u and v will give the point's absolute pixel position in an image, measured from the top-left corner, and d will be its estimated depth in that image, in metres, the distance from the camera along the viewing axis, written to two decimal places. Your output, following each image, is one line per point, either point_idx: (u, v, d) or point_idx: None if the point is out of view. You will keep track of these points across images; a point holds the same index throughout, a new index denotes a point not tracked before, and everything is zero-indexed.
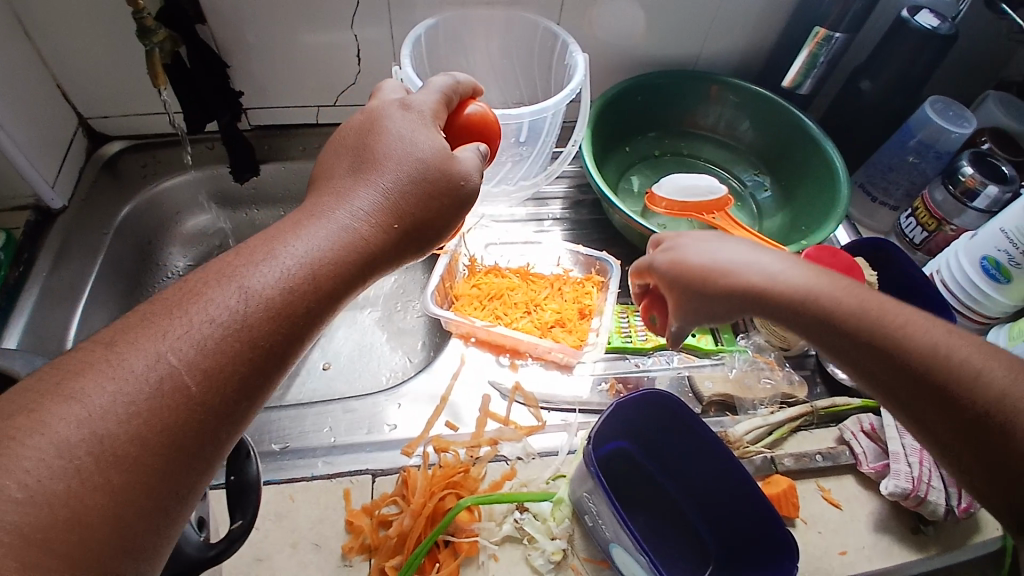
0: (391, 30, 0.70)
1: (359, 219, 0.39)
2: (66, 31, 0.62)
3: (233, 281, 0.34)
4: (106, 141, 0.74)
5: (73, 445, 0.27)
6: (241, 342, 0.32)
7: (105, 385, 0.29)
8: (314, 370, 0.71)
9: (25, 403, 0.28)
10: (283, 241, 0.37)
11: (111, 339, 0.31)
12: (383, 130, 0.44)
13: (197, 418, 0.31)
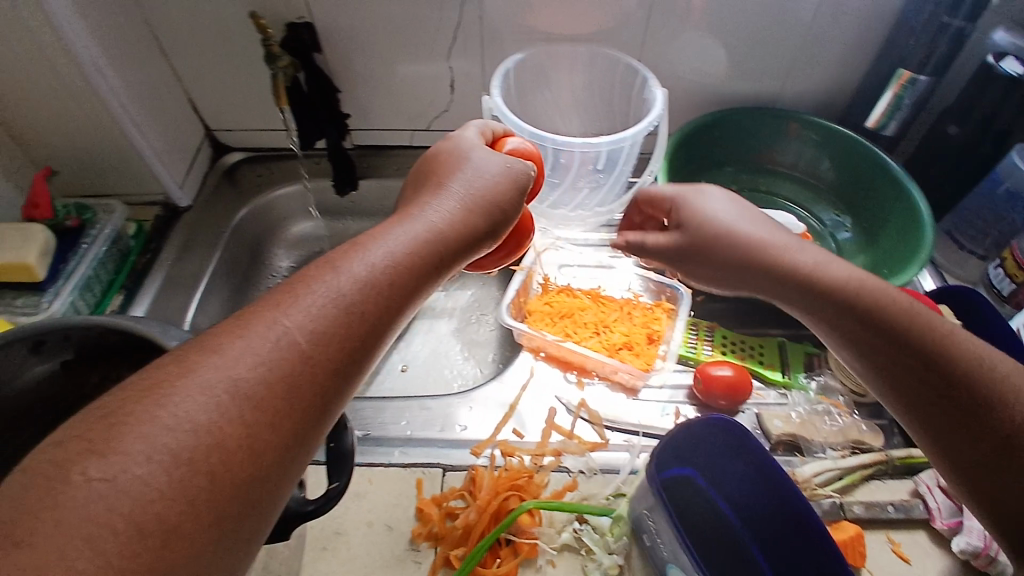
0: (485, 63, 0.75)
1: (436, 215, 0.43)
2: (204, 56, 0.72)
3: (336, 265, 0.37)
4: (228, 151, 0.84)
5: (212, 385, 0.30)
6: (345, 314, 0.35)
7: (237, 343, 0.32)
8: (393, 371, 0.78)
9: (176, 356, 0.31)
10: (375, 233, 0.40)
11: (241, 310, 0.34)
12: (455, 155, 0.49)
13: (310, 379, 0.33)
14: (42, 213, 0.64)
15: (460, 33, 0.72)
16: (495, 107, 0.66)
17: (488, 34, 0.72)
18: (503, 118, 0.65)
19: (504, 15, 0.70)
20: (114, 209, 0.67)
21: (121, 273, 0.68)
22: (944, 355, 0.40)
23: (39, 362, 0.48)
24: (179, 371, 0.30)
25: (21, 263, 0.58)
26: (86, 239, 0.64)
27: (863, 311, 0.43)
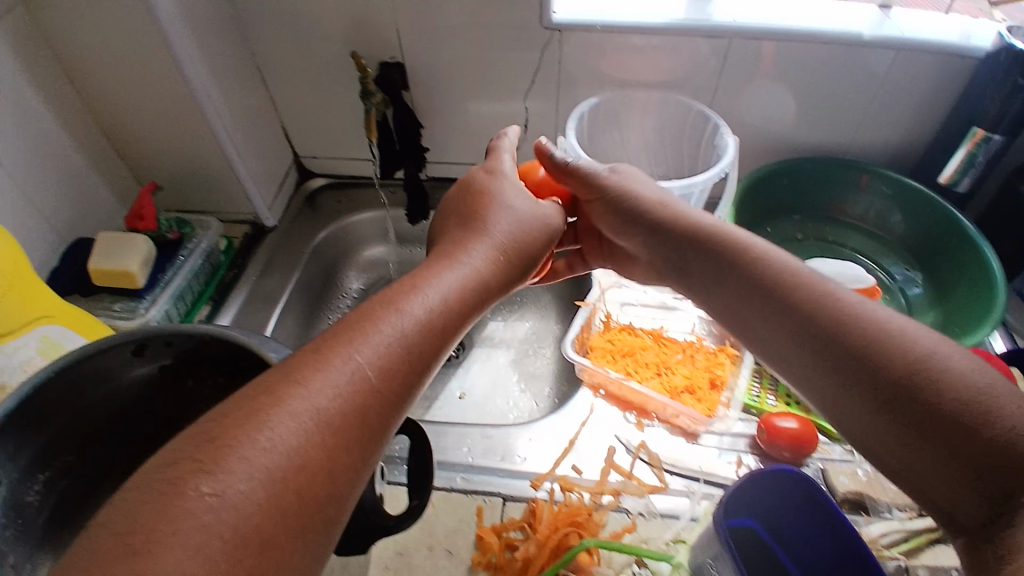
0: (557, 105, 0.78)
1: (477, 259, 0.47)
2: (298, 89, 0.78)
3: (398, 303, 0.40)
4: (311, 177, 0.90)
5: (299, 412, 0.32)
6: (408, 352, 0.38)
7: (316, 375, 0.34)
8: (451, 398, 0.80)
9: (266, 386, 0.33)
10: (425, 274, 0.43)
11: (313, 345, 0.36)
12: (489, 199, 0.54)
13: (379, 410, 0.35)
14: (147, 226, 0.67)
15: (538, 76, 0.75)
16: (570, 149, 0.69)
17: (565, 78, 0.75)
18: (577, 158, 0.68)
19: (582, 61, 0.73)
20: (210, 225, 0.73)
21: (209, 285, 0.73)
22: (840, 313, 0.41)
23: (141, 365, 0.51)
24: (271, 399, 0.32)
25: (123, 270, 0.61)
26: (184, 252, 0.69)
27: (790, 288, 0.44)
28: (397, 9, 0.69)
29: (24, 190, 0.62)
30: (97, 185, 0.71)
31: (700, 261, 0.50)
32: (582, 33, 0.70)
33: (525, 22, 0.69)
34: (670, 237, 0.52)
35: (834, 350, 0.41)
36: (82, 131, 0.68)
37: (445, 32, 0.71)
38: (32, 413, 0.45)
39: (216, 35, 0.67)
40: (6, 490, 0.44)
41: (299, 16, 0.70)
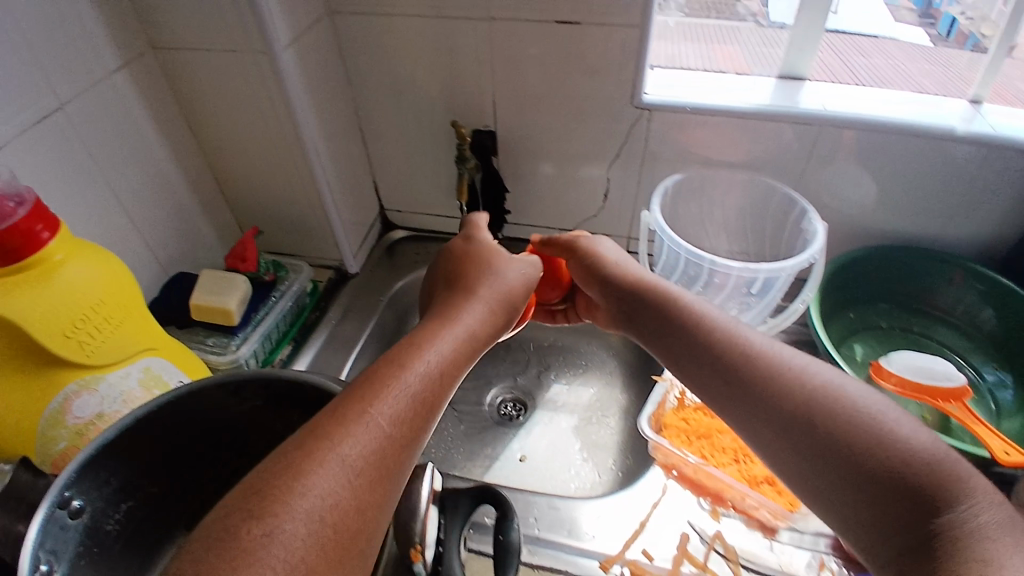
0: (640, 179, 0.80)
1: (472, 317, 0.50)
2: (393, 146, 0.83)
3: (406, 362, 0.43)
4: (392, 228, 0.94)
5: (332, 463, 0.35)
6: (421, 405, 0.41)
7: (346, 437, 0.37)
8: (512, 460, 0.79)
9: (299, 444, 0.36)
10: (423, 334, 0.46)
11: (331, 409, 0.38)
12: (482, 265, 0.57)
13: (399, 457, 0.38)
14: (248, 268, 0.71)
15: (624, 149, 0.77)
16: (654, 223, 0.69)
17: (650, 153, 0.76)
18: (662, 233, 0.68)
19: (669, 138, 0.75)
20: (302, 269, 0.77)
21: (294, 326, 0.76)
22: (795, 397, 0.46)
23: (237, 403, 0.51)
24: (308, 464, 0.35)
25: (222, 307, 0.65)
26: (276, 293, 0.72)
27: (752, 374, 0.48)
28: (496, 80, 0.73)
29: (140, 225, 0.66)
30: (200, 223, 0.75)
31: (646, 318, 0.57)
32: (671, 113, 0.72)
33: (617, 99, 0.72)
34: (641, 311, 0.57)
35: (764, 403, 0.47)
36: (195, 173, 0.73)
37: (539, 103, 0.74)
38: (129, 443, 0.45)
39: (328, 94, 0.72)
40: (92, 517, 0.44)
41: (403, 82, 0.75)
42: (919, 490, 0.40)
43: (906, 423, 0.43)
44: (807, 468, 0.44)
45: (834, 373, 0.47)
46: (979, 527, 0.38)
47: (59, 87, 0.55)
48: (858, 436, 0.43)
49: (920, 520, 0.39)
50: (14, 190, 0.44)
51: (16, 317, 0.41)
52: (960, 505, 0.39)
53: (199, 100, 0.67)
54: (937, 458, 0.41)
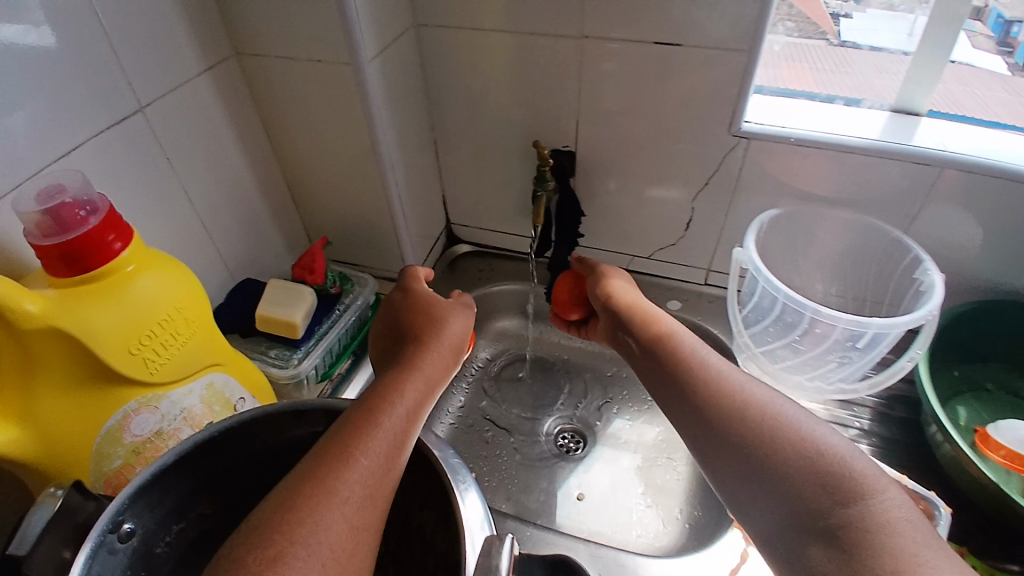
0: (729, 210, 0.74)
1: (431, 361, 0.46)
2: (466, 160, 0.80)
3: (389, 401, 0.41)
4: (457, 242, 0.91)
5: (336, 506, 0.34)
6: (404, 442, 0.39)
7: (336, 480, 0.35)
8: (570, 499, 0.75)
9: (299, 494, 0.34)
10: (395, 374, 0.44)
11: (314, 455, 0.36)
12: (427, 312, 0.52)
13: (384, 495, 0.37)
14: (315, 280, 0.69)
15: (714, 178, 0.71)
16: (748, 261, 0.64)
17: (744, 184, 0.71)
18: (758, 274, 0.63)
19: (767, 169, 0.69)
20: (367, 282, 0.75)
21: (355, 339, 0.72)
22: (739, 401, 0.47)
23: (299, 427, 0.46)
24: (304, 510, 0.33)
25: (288, 319, 0.63)
26: (340, 306, 0.71)
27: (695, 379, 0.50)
28: (582, 99, 0.69)
29: (211, 231, 0.65)
30: (270, 230, 0.73)
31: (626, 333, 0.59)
32: (771, 144, 0.66)
33: (712, 125, 0.67)
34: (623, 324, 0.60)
35: (698, 413, 0.48)
36: (268, 181, 0.71)
37: (625, 125, 0.70)
38: (188, 463, 0.42)
39: (406, 106, 0.69)
40: (142, 541, 0.41)
41: (484, 96, 0.72)
42: (827, 489, 0.40)
43: (828, 431, 0.44)
44: (730, 478, 0.44)
45: (763, 385, 0.49)
46: (882, 523, 0.38)
47: (144, 91, 0.54)
48: (778, 439, 0.44)
49: (824, 517, 0.39)
50: (88, 197, 0.42)
51: (85, 330, 0.39)
52: (864, 501, 0.39)
53: (278, 107, 0.66)
54: (843, 459, 0.41)
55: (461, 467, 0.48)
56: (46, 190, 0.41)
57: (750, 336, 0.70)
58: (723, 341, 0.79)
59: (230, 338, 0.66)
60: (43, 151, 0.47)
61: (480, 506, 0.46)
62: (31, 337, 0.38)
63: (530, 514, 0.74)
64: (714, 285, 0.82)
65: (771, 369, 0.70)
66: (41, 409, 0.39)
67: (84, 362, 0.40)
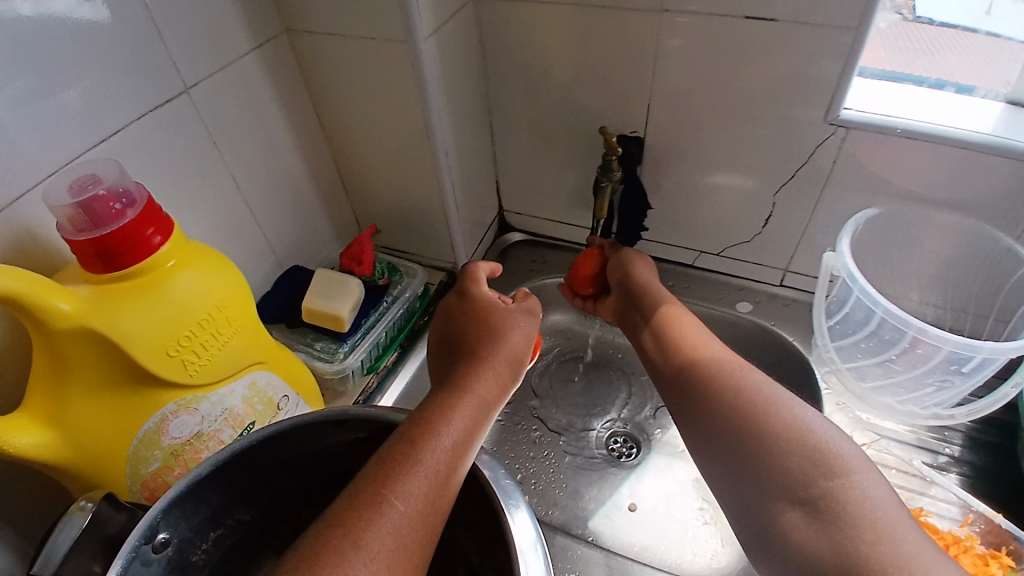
0: (815, 207, 0.66)
1: (483, 386, 0.47)
2: (524, 145, 0.74)
3: (433, 432, 0.41)
4: (509, 230, 0.86)
5: (376, 542, 0.35)
6: (445, 481, 0.39)
7: (375, 520, 0.36)
8: (621, 509, 0.70)
9: (337, 532, 0.35)
10: (443, 401, 0.44)
11: (351, 492, 0.37)
12: (484, 328, 0.53)
13: (425, 535, 0.37)
14: (363, 271, 0.67)
15: (801, 171, 0.63)
16: (842, 268, 0.60)
17: (836, 179, 0.63)
18: (852, 282, 0.59)
19: (864, 163, 0.60)
20: (416, 272, 0.71)
21: (402, 331, 0.70)
22: (743, 396, 0.51)
23: (335, 435, 0.47)
24: (333, 561, 0.33)
25: (334, 313, 0.62)
26: (388, 298, 0.68)
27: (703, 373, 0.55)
28: (657, 80, 0.62)
29: (260, 218, 0.63)
30: (319, 216, 0.71)
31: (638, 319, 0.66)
32: (873, 134, 0.58)
33: (804, 111, 0.59)
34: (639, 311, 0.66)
35: (698, 396, 0.54)
36: (318, 165, 0.69)
37: (702, 110, 0.63)
38: (225, 474, 0.43)
39: (462, 87, 0.64)
40: (176, 550, 0.42)
41: (547, 77, 0.67)
42: (814, 465, 0.45)
43: (818, 418, 0.49)
44: (721, 453, 0.50)
45: (757, 371, 0.54)
46: (860, 498, 0.43)
47: (190, 71, 0.51)
48: (771, 421, 0.48)
49: (807, 488, 0.44)
50: (124, 187, 0.43)
51: (120, 333, 0.42)
52: (845, 478, 0.44)
53: (329, 87, 0.62)
54: (829, 440, 0.46)
55: (512, 488, 0.46)
56: (82, 180, 0.43)
57: (837, 350, 0.65)
58: (798, 350, 0.72)
59: (275, 328, 0.65)
60: (87, 135, 0.46)
61: (531, 522, 0.44)
62: (64, 336, 0.40)
63: (578, 522, 0.69)
64: (790, 286, 0.75)
65: (859, 389, 0.65)
66: (77, 411, 0.42)
67: (122, 364, 0.43)
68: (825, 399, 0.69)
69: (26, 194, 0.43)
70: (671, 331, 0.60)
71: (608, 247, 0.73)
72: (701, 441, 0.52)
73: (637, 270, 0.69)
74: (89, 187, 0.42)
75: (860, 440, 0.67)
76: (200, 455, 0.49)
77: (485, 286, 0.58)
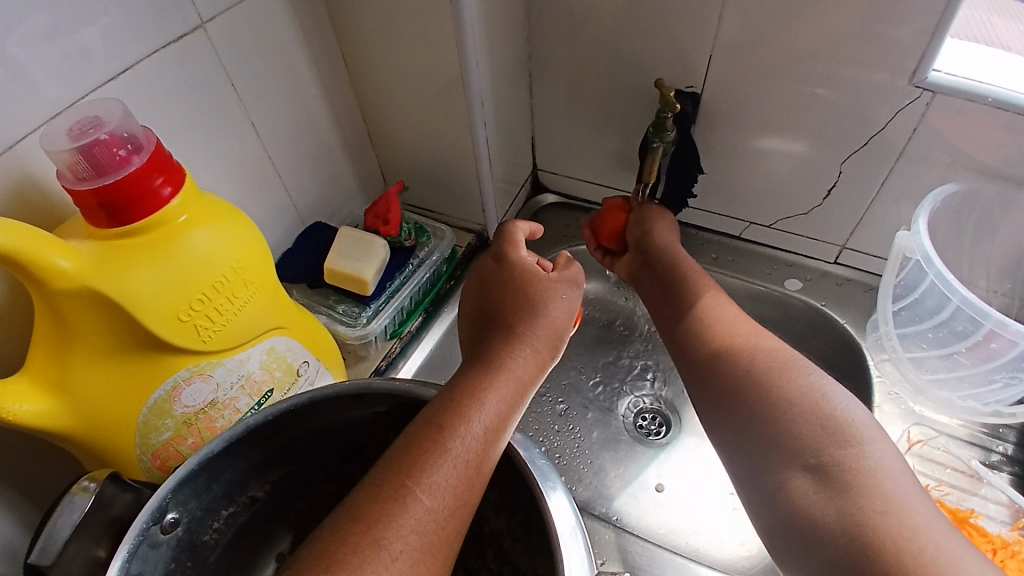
0: (884, 181, 0.59)
1: (519, 365, 0.44)
2: (564, 98, 0.68)
3: (463, 417, 0.39)
4: (542, 191, 0.81)
5: (400, 539, 0.34)
6: (475, 471, 0.37)
7: (399, 515, 0.34)
8: (647, 489, 0.67)
9: (359, 528, 0.33)
10: (476, 380, 0.42)
11: (374, 481, 0.36)
12: (524, 298, 0.49)
13: (453, 529, 0.36)
14: (389, 231, 0.63)
15: (874, 141, 0.57)
16: (917, 249, 0.55)
17: (913, 151, 0.56)
18: (928, 265, 0.54)
19: (949, 135, 0.54)
20: (444, 235, 0.67)
21: (427, 296, 0.66)
22: (766, 376, 0.48)
23: (359, 408, 0.47)
24: (354, 559, 0.32)
25: (358, 276, 0.58)
26: (414, 261, 0.64)
27: (724, 345, 0.52)
28: (720, 30, 0.55)
29: (281, 170, 0.59)
30: (343, 168, 0.66)
31: (656, 277, 0.62)
32: (959, 102, 0.51)
33: (887, 71, 0.52)
34: (656, 274, 0.62)
35: (710, 359, 0.52)
36: (342, 113, 0.64)
37: (770, 67, 0.56)
38: (236, 447, 0.44)
39: (501, 32, 0.58)
40: (185, 530, 0.43)
41: (595, 22, 0.60)
42: (826, 432, 0.44)
43: (835, 390, 0.46)
44: (731, 419, 0.49)
45: (773, 339, 0.52)
46: (872, 468, 0.42)
47: (205, 3, 0.46)
48: (784, 387, 0.47)
49: (817, 455, 0.43)
50: (129, 131, 0.40)
51: (125, 299, 0.39)
52: (858, 448, 0.43)
53: (355, 27, 0.57)
54: (844, 409, 0.45)
55: (548, 468, 0.43)
56: (83, 123, 0.39)
57: (899, 339, 0.60)
58: (851, 334, 0.67)
59: (295, 288, 0.62)
60: (92, 71, 0.41)
61: (570, 507, 0.42)
62: (65, 297, 0.38)
63: (602, 501, 0.66)
64: (844, 264, 0.69)
65: (918, 380, 0.60)
66: (81, 377, 0.40)
67: (130, 329, 0.40)
68: (876, 388, 0.64)
69: (26, 138, 0.40)
70: (696, 301, 0.57)
71: (633, 199, 0.68)
72: (713, 406, 0.50)
73: (657, 228, 0.65)
74: (89, 131, 0.38)
75: (914, 436, 0.62)
76: (214, 424, 0.47)
77: (524, 249, 0.54)
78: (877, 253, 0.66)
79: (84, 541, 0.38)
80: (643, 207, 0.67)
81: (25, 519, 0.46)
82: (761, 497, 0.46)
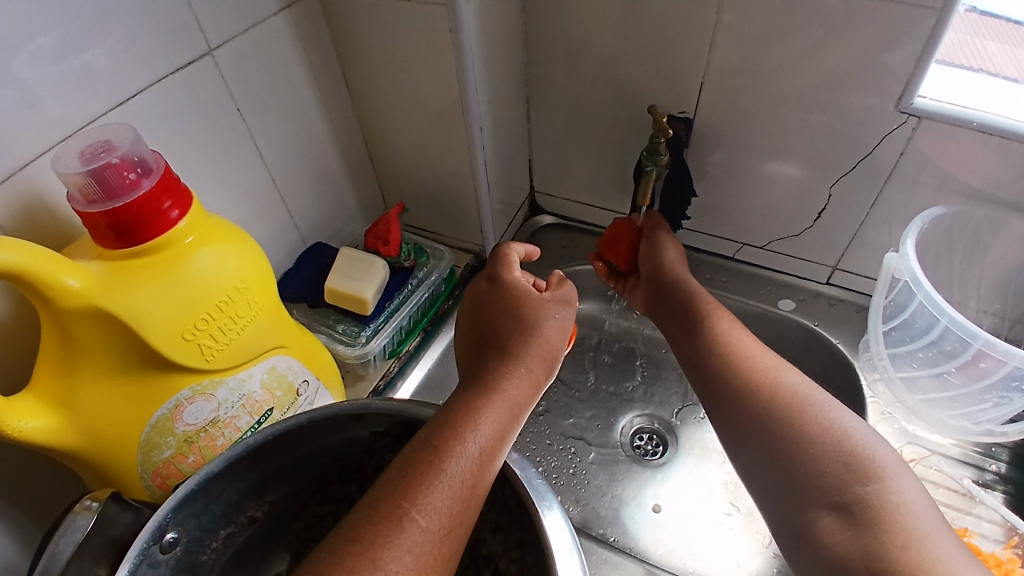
0: (874, 204, 0.61)
1: (515, 386, 0.44)
2: (562, 121, 0.70)
3: (457, 439, 0.39)
4: (539, 212, 0.82)
5: (397, 559, 0.34)
6: (471, 491, 0.38)
7: (395, 536, 0.35)
8: (645, 510, 0.66)
9: (355, 548, 0.34)
10: (471, 402, 0.42)
11: (371, 503, 0.36)
12: (518, 319, 0.49)
13: (448, 549, 0.36)
14: (389, 252, 0.64)
15: (863, 164, 0.58)
16: (906, 271, 0.56)
17: (901, 174, 0.58)
18: (916, 287, 0.55)
19: (935, 159, 0.55)
20: (443, 255, 0.69)
21: (426, 315, 0.67)
22: (791, 418, 0.49)
23: (357, 428, 0.48)
24: None
25: (359, 295, 0.59)
26: (413, 281, 0.65)
27: (739, 377, 0.53)
28: (712, 57, 0.57)
29: (284, 191, 0.60)
30: (344, 189, 0.68)
31: (669, 301, 0.62)
32: (945, 127, 0.53)
33: (873, 97, 0.54)
34: (666, 300, 0.63)
35: (731, 389, 0.53)
36: (345, 136, 0.65)
37: (760, 93, 0.58)
38: (233, 468, 0.44)
39: (500, 57, 0.60)
40: (184, 550, 0.44)
41: (591, 48, 0.62)
42: (849, 470, 0.45)
43: (856, 420, 0.48)
44: (754, 451, 0.49)
45: (796, 371, 0.53)
46: (896, 503, 0.43)
47: (214, 30, 0.48)
48: (807, 424, 0.48)
49: (841, 494, 0.44)
50: (140, 155, 0.41)
51: (130, 316, 0.40)
52: (880, 484, 0.44)
53: (360, 51, 0.58)
54: (865, 445, 0.46)
55: (546, 488, 0.43)
56: (95, 146, 0.40)
57: (890, 358, 0.61)
58: (844, 354, 0.68)
59: (296, 308, 0.63)
60: (104, 95, 0.43)
61: (566, 525, 0.42)
62: (73, 315, 0.39)
63: (599, 522, 0.66)
64: (837, 285, 0.70)
65: (910, 400, 0.61)
66: (84, 394, 0.41)
67: (135, 347, 0.41)
68: (869, 408, 0.65)
69: (37, 159, 0.41)
70: (696, 326, 0.58)
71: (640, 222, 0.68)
72: (737, 435, 0.51)
73: (665, 253, 0.65)
74: (101, 155, 0.39)
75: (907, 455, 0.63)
76: (215, 443, 0.48)
77: (518, 270, 0.54)
78: (868, 273, 0.67)
79: (85, 562, 0.38)
80: (653, 232, 0.67)
81: (20, 538, 0.46)
82: (789, 533, 0.46)
